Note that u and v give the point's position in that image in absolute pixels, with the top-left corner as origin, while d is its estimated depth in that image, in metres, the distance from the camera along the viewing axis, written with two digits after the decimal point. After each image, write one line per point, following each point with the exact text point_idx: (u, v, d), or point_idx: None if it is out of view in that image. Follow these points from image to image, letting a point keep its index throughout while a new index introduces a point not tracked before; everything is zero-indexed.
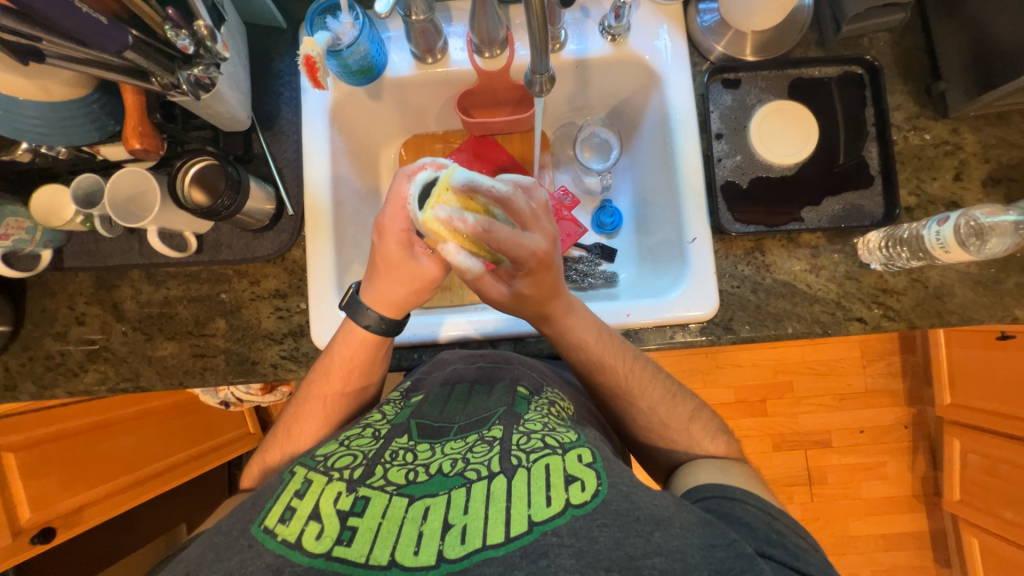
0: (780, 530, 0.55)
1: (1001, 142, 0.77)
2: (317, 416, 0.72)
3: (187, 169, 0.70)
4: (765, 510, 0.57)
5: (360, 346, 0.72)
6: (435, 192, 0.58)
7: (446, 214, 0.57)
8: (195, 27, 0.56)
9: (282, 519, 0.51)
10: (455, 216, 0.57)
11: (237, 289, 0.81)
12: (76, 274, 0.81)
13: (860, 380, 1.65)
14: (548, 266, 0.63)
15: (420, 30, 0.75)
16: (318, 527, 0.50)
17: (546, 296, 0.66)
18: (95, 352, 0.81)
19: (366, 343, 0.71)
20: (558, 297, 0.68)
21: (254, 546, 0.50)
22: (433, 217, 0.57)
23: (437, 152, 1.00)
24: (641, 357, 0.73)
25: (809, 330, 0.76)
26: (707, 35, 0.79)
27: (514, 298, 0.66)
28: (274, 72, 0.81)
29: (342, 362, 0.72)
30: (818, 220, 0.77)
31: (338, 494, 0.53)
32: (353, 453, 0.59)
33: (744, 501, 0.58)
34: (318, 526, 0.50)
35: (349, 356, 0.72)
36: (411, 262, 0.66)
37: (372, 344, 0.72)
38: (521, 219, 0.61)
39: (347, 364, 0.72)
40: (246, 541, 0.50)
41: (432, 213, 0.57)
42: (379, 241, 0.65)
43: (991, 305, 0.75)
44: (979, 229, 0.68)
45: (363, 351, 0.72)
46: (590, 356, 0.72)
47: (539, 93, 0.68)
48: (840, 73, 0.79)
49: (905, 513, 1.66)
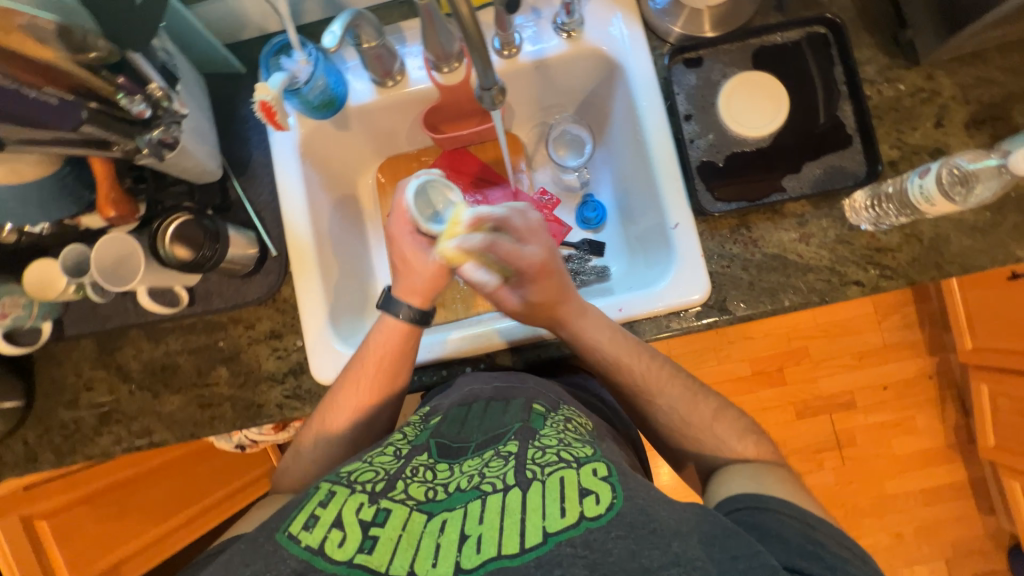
0: (807, 539, 0.54)
1: (979, 81, 0.75)
2: (347, 408, 0.73)
3: (165, 227, 0.70)
4: (797, 520, 0.56)
5: (393, 334, 0.74)
6: (447, 229, 0.68)
7: (457, 242, 0.67)
8: (149, 90, 0.57)
9: (306, 526, 0.52)
10: (464, 242, 0.66)
11: (234, 335, 0.82)
12: (78, 341, 0.83)
13: (876, 335, 1.62)
14: (549, 273, 0.69)
15: (374, 56, 0.75)
16: (341, 535, 0.51)
17: (554, 300, 0.70)
18: (106, 415, 0.83)
19: (399, 336, 0.74)
20: (567, 300, 0.71)
21: (278, 551, 0.50)
22: (448, 246, 0.68)
23: (413, 172, 1.01)
24: (654, 360, 0.73)
25: (807, 300, 0.75)
26: (662, 17, 0.78)
27: (526, 306, 0.71)
28: (239, 118, 0.82)
29: (376, 369, 0.73)
30: (801, 187, 0.75)
31: (361, 505, 0.53)
32: (375, 468, 0.59)
33: (778, 510, 0.57)
34: (341, 533, 0.51)
35: (385, 360, 0.73)
36: (423, 255, 0.72)
37: (405, 333, 0.74)
38: (506, 258, 0.66)
39: (383, 371, 0.73)
40: (271, 546, 0.51)
41: (446, 246, 0.68)
42: (393, 247, 0.73)
43: (991, 250, 0.73)
44: (963, 177, 0.65)
45: (397, 339, 0.74)
46: (600, 362, 0.72)
47: (492, 107, 0.67)
48: (804, 35, 0.77)
49: (940, 464, 1.61)
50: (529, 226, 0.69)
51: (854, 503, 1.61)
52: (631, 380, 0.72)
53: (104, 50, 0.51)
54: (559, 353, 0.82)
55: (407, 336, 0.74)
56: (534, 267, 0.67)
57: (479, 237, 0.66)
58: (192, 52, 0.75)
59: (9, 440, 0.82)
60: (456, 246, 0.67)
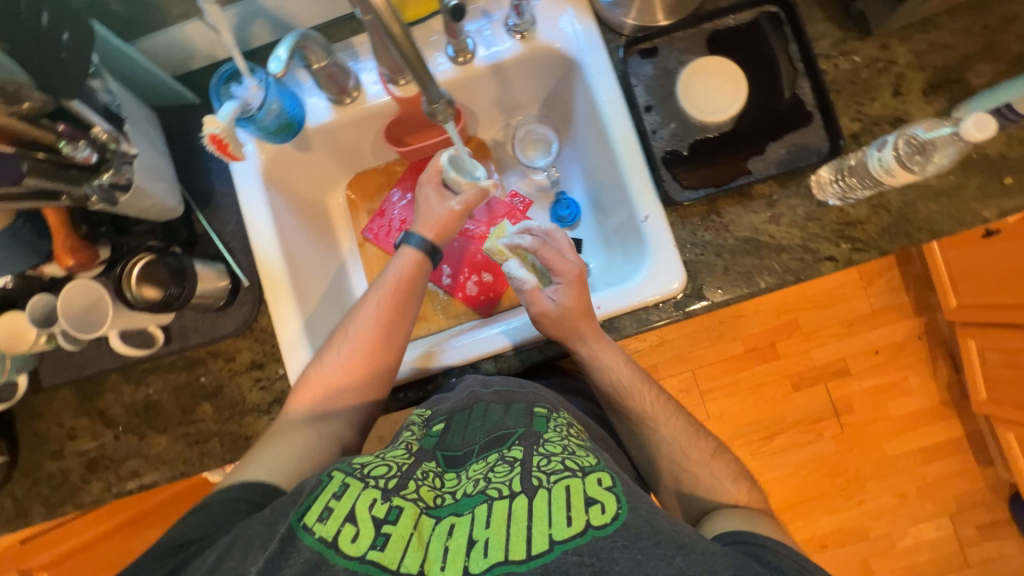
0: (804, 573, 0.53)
1: (932, 47, 0.75)
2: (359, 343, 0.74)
3: (129, 270, 0.69)
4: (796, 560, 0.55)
5: (407, 265, 0.78)
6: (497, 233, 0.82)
7: (508, 242, 0.79)
8: (94, 134, 0.56)
9: (320, 517, 0.52)
10: (513, 241, 0.78)
11: (214, 369, 0.81)
12: (58, 390, 0.82)
13: (863, 301, 1.63)
14: (584, 283, 0.76)
15: (326, 74, 0.74)
16: (353, 530, 0.51)
17: (584, 311, 0.75)
18: (93, 462, 0.82)
19: (413, 266, 0.78)
20: (591, 316, 0.76)
21: (292, 541, 0.50)
22: (497, 244, 0.80)
23: (383, 186, 1.00)
24: (659, 397, 0.77)
25: (782, 281, 0.75)
26: (613, 10, 0.77)
27: (560, 310, 0.74)
28: (198, 149, 0.80)
29: (389, 309, 0.75)
30: (766, 168, 0.75)
31: (374, 501, 0.54)
32: (387, 464, 0.59)
33: (767, 547, 0.57)
34: (353, 528, 0.51)
35: (399, 299, 0.76)
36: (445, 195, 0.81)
37: (417, 263, 0.78)
38: (546, 259, 0.76)
39: (397, 312, 0.75)
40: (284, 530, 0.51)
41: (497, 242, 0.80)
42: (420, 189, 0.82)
43: (958, 214, 0.73)
44: (920, 146, 0.66)
45: (410, 268, 0.78)
46: (613, 384, 0.76)
47: (446, 121, 0.62)
48: (756, 16, 0.77)
49: (938, 422, 1.62)
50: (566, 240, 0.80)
51: (858, 468, 1.60)
52: (639, 406, 0.76)
53: (39, 101, 0.50)
54: (541, 356, 0.83)
55: (421, 271, 0.78)
56: (569, 272, 0.75)
57: (530, 239, 0.77)
58: (141, 88, 0.73)
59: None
60: (506, 244, 0.79)
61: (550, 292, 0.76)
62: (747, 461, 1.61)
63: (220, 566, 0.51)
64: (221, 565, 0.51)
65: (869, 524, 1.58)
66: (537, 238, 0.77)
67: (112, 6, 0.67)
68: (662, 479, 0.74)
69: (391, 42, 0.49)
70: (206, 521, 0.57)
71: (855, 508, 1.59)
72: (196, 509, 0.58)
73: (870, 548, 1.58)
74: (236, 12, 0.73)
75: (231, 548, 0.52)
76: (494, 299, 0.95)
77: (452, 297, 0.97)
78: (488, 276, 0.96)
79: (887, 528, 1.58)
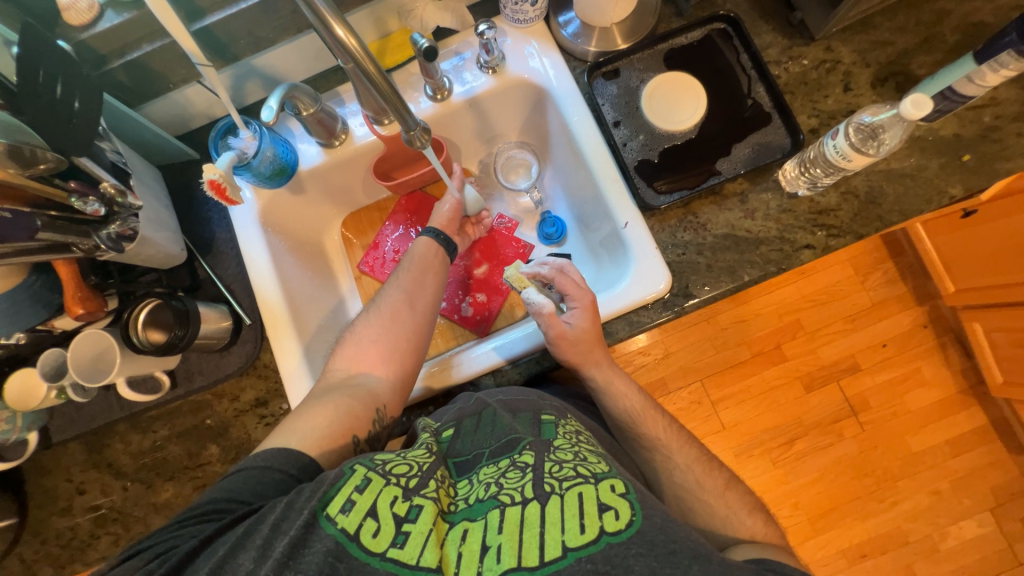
0: None
1: (873, 44, 0.80)
2: (379, 330, 0.78)
3: (136, 316, 0.72)
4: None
5: (427, 262, 0.84)
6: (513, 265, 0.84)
7: (529, 269, 0.82)
8: (102, 189, 0.62)
9: (343, 509, 0.53)
10: (535, 269, 0.82)
11: (220, 411, 0.82)
12: (66, 446, 0.83)
13: (864, 295, 1.59)
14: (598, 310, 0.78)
15: (317, 119, 0.80)
16: (375, 525, 0.52)
17: (595, 336, 0.77)
18: (102, 517, 0.81)
19: (428, 254, 0.85)
20: (602, 343, 0.78)
21: (316, 531, 0.52)
22: (518, 271, 0.83)
23: (376, 222, 1.05)
24: (670, 424, 0.78)
25: (765, 272, 0.77)
26: (575, 40, 0.85)
27: (575, 332, 0.76)
28: (199, 200, 0.85)
29: (409, 277, 0.83)
30: (734, 168, 0.79)
31: (395, 499, 0.55)
32: (408, 462, 0.60)
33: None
34: (375, 524, 0.52)
35: (418, 269, 0.83)
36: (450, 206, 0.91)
37: (435, 253, 0.85)
38: (562, 285, 0.79)
39: (417, 279, 0.83)
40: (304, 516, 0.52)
41: (518, 270, 0.83)
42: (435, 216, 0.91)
43: (925, 194, 0.76)
44: (870, 130, 0.70)
45: (434, 261, 0.85)
46: (622, 406, 0.78)
47: (423, 146, 0.70)
48: (705, 33, 0.83)
49: (959, 411, 1.56)
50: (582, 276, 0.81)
51: (885, 467, 1.54)
52: (652, 432, 0.77)
53: (54, 161, 0.56)
54: (539, 367, 0.83)
55: (438, 249, 0.86)
56: (584, 299, 0.77)
57: (548, 268, 0.81)
58: (144, 147, 0.80)
59: (5, 560, 0.80)
60: (527, 271, 0.82)
61: (565, 317, 0.77)
62: (769, 470, 1.56)
63: (243, 546, 0.52)
64: (247, 542, 0.52)
65: (907, 527, 1.50)
66: (555, 266, 0.81)
67: (119, 78, 0.72)
68: (676, 487, 0.73)
69: (372, 83, 0.57)
70: (243, 487, 0.58)
71: (890, 512, 1.51)
72: (233, 472, 0.60)
73: (913, 553, 1.49)
74: (231, 73, 0.80)
75: (247, 539, 0.52)
76: (489, 319, 0.98)
77: (450, 320, 0.99)
78: (481, 297, 1.00)
79: (926, 530, 1.50)
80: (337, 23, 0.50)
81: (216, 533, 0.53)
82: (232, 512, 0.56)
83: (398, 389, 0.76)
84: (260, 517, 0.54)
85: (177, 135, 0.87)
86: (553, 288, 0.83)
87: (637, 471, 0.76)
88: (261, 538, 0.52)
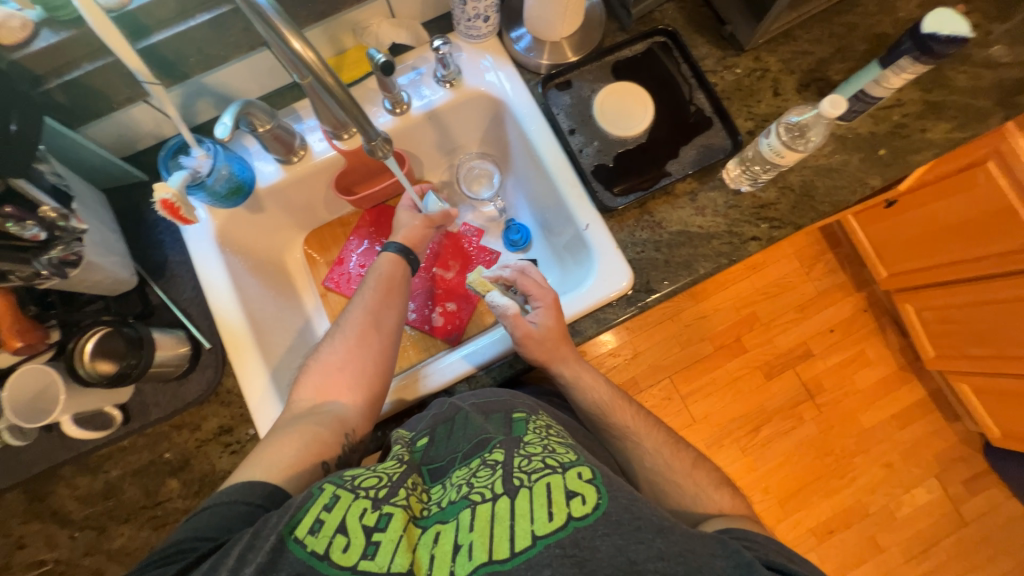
0: (782, 553, 0.56)
1: (795, 54, 0.89)
2: (345, 353, 0.76)
3: (82, 346, 0.67)
4: (774, 543, 0.58)
5: (391, 281, 0.83)
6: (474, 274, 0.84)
7: (491, 274, 0.84)
8: (42, 214, 0.59)
9: (311, 530, 0.52)
10: (495, 275, 0.84)
11: (179, 442, 0.77)
12: (3, 496, 0.75)
13: (809, 285, 1.71)
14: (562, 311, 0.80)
15: (273, 136, 0.78)
16: (344, 540, 0.51)
17: (562, 334, 0.79)
18: (47, 572, 0.74)
19: (392, 271, 0.84)
20: (568, 339, 0.80)
21: (284, 554, 0.50)
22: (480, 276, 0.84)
23: (340, 237, 1.04)
24: (637, 412, 0.81)
25: (718, 264, 0.82)
26: (528, 54, 0.89)
27: (543, 331, 0.78)
28: (149, 222, 0.82)
29: (374, 297, 0.81)
30: (682, 169, 0.84)
31: (364, 511, 0.54)
32: (378, 474, 0.60)
33: (763, 544, 0.57)
34: (344, 538, 0.51)
35: (382, 290, 0.82)
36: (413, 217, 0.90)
37: (398, 271, 0.85)
38: (524, 287, 0.81)
39: (382, 299, 0.81)
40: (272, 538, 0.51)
41: (480, 275, 0.83)
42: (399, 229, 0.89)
43: (850, 185, 0.84)
44: (798, 129, 0.77)
45: (397, 280, 0.84)
46: (596, 401, 0.81)
47: (385, 156, 0.70)
48: (647, 47, 0.89)
49: (901, 387, 1.68)
50: (543, 279, 0.82)
51: (843, 444, 1.64)
52: (623, 422, 0.79)
53: None
54: (512, 370, 0.84)
55: (402, 266, 0.85)
56: (547, 297, 0.79)
57: (509, 270, 0.83)
58: (86, 170, 0.76)
59: None
60: (489, 276, 0.84)
61: (529, 317, 0.79)
62: (739, 458, 1.62)
63: None
64: (213, 575, 0.50)
65: (866, 500, 1.60)
66: (515, 269, 0.83)
67: (56, 98, 0.69)
68: (650, 474, 0.75)
69: (332, 96, 0.57)
70: (208, 524, 0.55)
71: (850, 487, 1.61)
72: (199, 511, 0.57)
73: (872, 524, 1.59)
74: (181, 92, 0.78)
75: (213, 573, 0.50)
76: (461, 327, 0.99)
77: (421, 331, 0.99)
78: (451, 306, 1.00)
79: (883, 500, 1.60)
80: (294, 36, 0.51)
81: (182, 574, 0.52)
82: (198, 550, 0.53)
83: (366, 409, 0.74)
84: (226, 551, 0.52)
85: (122, 156, 0.84)
86: (516, 290, 0.84)
87: (613, 462, 0.78)
88: (228, 566, 0.50)
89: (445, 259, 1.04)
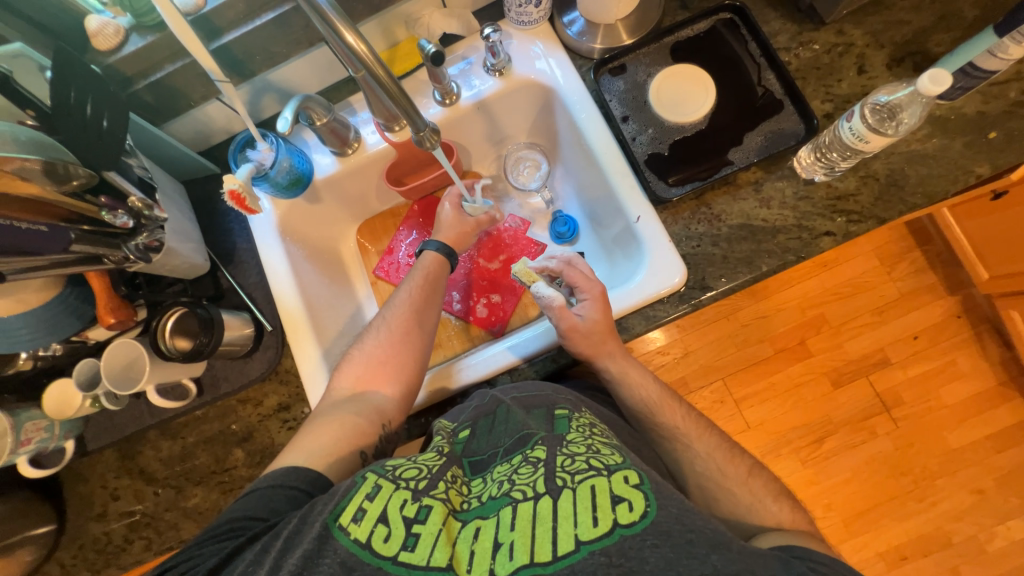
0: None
1: (887, 25, 0.79)
2: (388, 346, 0.79)
3: (164, 323, 0.74)
4: (842, 567, 0.53)
5: (432, 277, 0.85)
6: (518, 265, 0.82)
7: (537, 265, 0.82)
8: (130, 204, 0.66)
9: (354, 518, 0.54)
10: (541, 265, 0.82)
11: (244, 416, 0.84)
12: (101, 453, 0.85)
13: (890, 286, 1.53)
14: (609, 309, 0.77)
15: (329, 129, 0.82)
16: (386, 530, 0.53)
17: (608, 329, 0.76)
18: (136, 522, 0.84)
19: (435, 267, 0.86)
20: (615, 334, 0.77)
21: (331, 540, 0.52)
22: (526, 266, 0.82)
23: (390, 227, 1.07)
24: (689, 414, 0.76)
25: (784, 261, 0.75)
26: (580, 38, 0.85)
27: (588, 325, 0.75)
28: (221, 212, 0.89)
29: (418, 292, 0.83)
30: (747, 157, 0.78)
31: (404, 502, 0.55)
32: (418, 466, 0.61)
33: (829, 567, 0.52)
34: (386, 529, 0.53)
35: (425, 286, 0.84)
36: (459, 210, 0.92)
37: (438, 268, 0.86)
38: (571, 279, 0.79)
39: (425, 296, 0.83)
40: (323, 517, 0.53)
41: (525, 264, 0.81)
42: (445, 221, 0.91)
43: (949, 174, 0.73)
44: (888, 110, 0.68)
45: (437, 276, 0.86)
46: (642, 401, 0.77)
47: (433, 146, 0.71)
48: (711, 24, 0.83)
49: (1001, 405, 1.48)
50: (591, 271, 0.80)
51: (924, 464, 1.47)
52: (671, 423, 0.75)
53: (85, 176, 0.60)
54: (555, 365, 0.83)
55: (444, 264, 0.87)
56: (594, 290, 0.77)
57: (556, 261, 0.81)
58: (169, 164, 0.83)
59: (46, 566, 0.83)
60: (534, 266, 0.82)
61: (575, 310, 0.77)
62: (798, 470, 1.50)
63: (257, 565, 0.53)
64: (260, 560, 0.53)
65: (950, 528, 1.43)
66: (562, 261, 0.81)
67: (145, 98, 0.76)
68: (699, 481, 0.71)
69: (385, 91, 0.59)
70: (258, 505, 0.59)
71: (930, 512, 1.44)
72: (247, 493, 0.61)
73: (957, 555, 1.42)
74: (248, 88, 0.83)
75: (270, 546, 0.54)
76: (505, 319, 0.99)
77: (465, 321, 1.00)
78: (495, 297, 1.00)
79: (971, 530, 1.42)
80: (347, 30, 0.52)
81: (236, 550, 0.55)
82: (249, 530, 0.57)
83: (403, 401, 0.77)
84: (275, 534, 0.55)
85: (198, 151, 0.91)
86: (561, 282, 0.83)
87: (659, 464, 0.74)
88: (278, 549, 0.53)
89: (490, 251, 1.04)
